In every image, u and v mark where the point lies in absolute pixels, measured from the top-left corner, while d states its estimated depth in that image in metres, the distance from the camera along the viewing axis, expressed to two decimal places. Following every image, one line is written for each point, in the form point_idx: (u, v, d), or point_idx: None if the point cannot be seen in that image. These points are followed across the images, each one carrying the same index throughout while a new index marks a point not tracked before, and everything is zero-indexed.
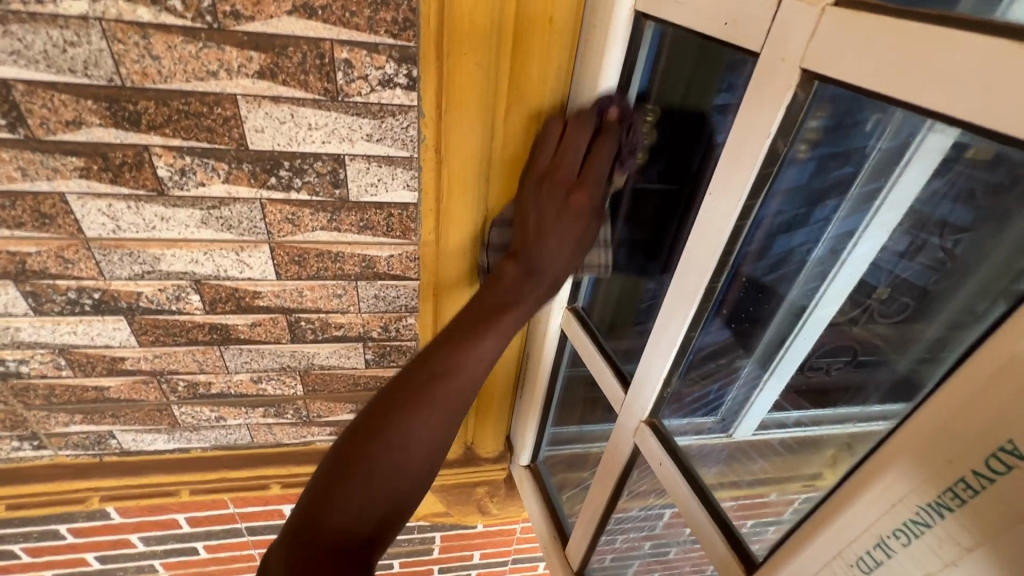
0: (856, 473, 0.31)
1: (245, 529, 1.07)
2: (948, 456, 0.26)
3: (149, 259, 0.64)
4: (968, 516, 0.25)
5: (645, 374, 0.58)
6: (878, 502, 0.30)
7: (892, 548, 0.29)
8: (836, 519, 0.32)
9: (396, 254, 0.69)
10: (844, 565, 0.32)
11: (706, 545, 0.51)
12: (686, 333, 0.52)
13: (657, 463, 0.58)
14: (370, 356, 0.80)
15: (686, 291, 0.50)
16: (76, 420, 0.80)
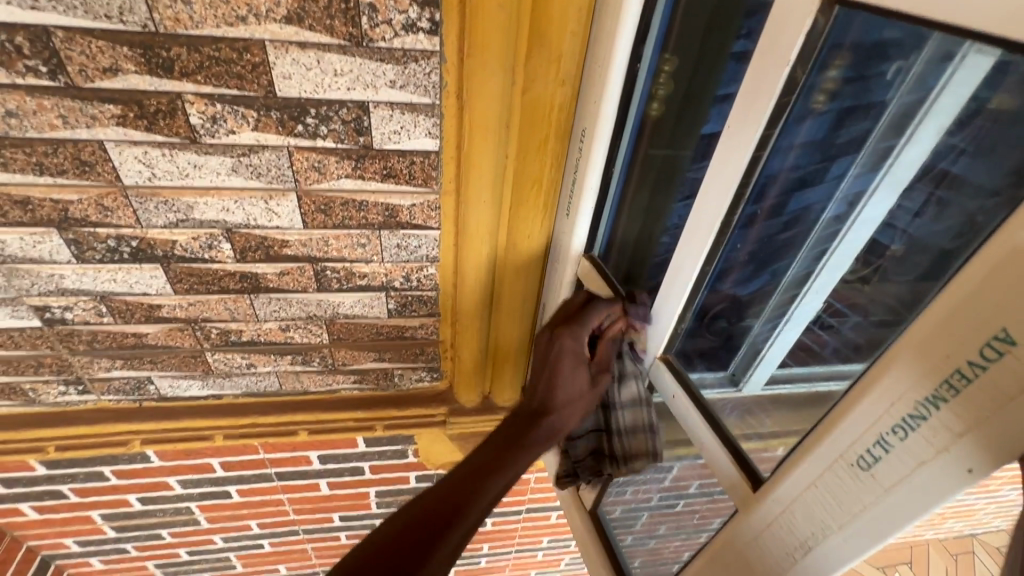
0: (861, 378, 0.34)
1: (275, 474, 1.13)
2: (946, 350, 0.29)
3: (183, 207, 0.67)
4: (961, 403, 0.28)
5: (661, 311, 0.62)
6: (880, 402, 0.32)
7: (890, 444, 0.32)
8: (841, 421, 0.35)
9: (418, 203, 0.71)
10: (845, 466, 0.36)
11: (715, 466, 0.54)
12: (701, 267, 0.56)
13: (671, 396, 0.62)
14: (392, 306, 0.83)
15: (703, 226, 0.53)
16: (117, 365, 0.85)
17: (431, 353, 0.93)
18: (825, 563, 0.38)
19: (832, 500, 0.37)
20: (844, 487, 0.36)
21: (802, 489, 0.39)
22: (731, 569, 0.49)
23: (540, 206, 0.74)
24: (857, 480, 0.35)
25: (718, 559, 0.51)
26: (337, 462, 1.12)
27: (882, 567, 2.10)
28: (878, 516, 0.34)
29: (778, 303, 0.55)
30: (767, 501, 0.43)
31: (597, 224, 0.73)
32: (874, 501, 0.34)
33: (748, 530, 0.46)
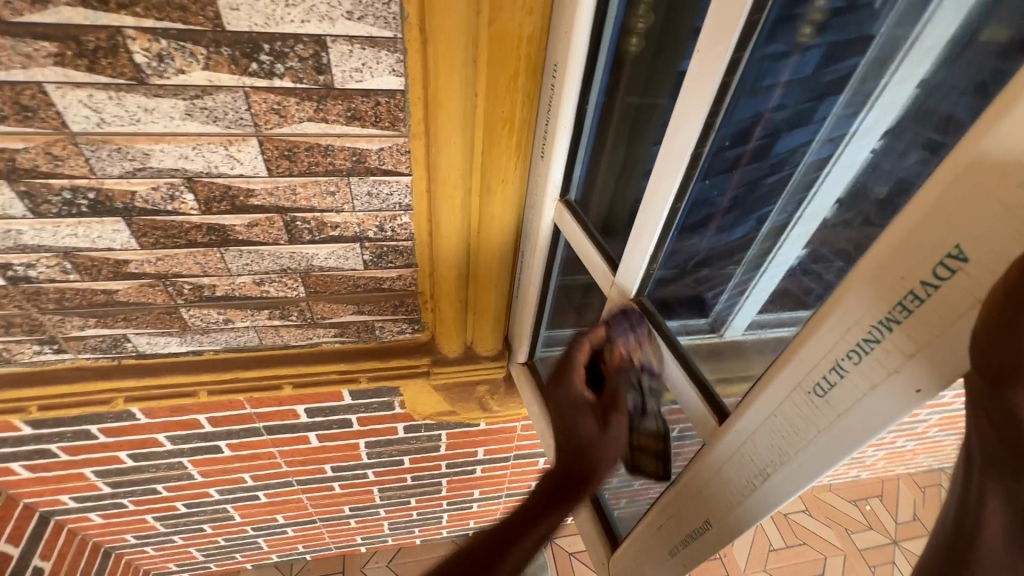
0: (818, 307, 0.35)
1: (263, 428, 1.14)
2: (901, 272, 0.29)
3: (139, 155, 0.63)
4: (913, 325, 0.29)
5: (632, 252, 0.62)
6: (835, 330, 0.34)
7: (845, 369, 0.33)
8: (799, 351, 0.37)
9: (386, 147, 0.68)
10: (800, 394, 0.37)
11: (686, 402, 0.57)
12: (671, 204, 0.55)
13: (643, 336, 0.64)
14: (368, 257, 0.82)
15: (673, 159, 0.52)
16: (91, 323, 0.83)
17: (410, 305, 0.92)
18: (780, 488, 0.41)
19: (788, 428, 0.39)
20: (800, 414, 0.38)
21: (761, 419, 0.41)
22: (699, 497, 0.51)
23: (514, 147, 0.71)
24: (812, 408, 0.36)
25: (684, 488, 0.53)
26: (325, 415, 1.14)
27: (855, 501, 2.21)
28: (829, 440, 0.35)
29: (759, 252, 0.55)
30: (728, 434, 0.45)
31: (571, 168, 0.71)
32: (827, 427, 0.35)
33: (711, 461, 0.48)
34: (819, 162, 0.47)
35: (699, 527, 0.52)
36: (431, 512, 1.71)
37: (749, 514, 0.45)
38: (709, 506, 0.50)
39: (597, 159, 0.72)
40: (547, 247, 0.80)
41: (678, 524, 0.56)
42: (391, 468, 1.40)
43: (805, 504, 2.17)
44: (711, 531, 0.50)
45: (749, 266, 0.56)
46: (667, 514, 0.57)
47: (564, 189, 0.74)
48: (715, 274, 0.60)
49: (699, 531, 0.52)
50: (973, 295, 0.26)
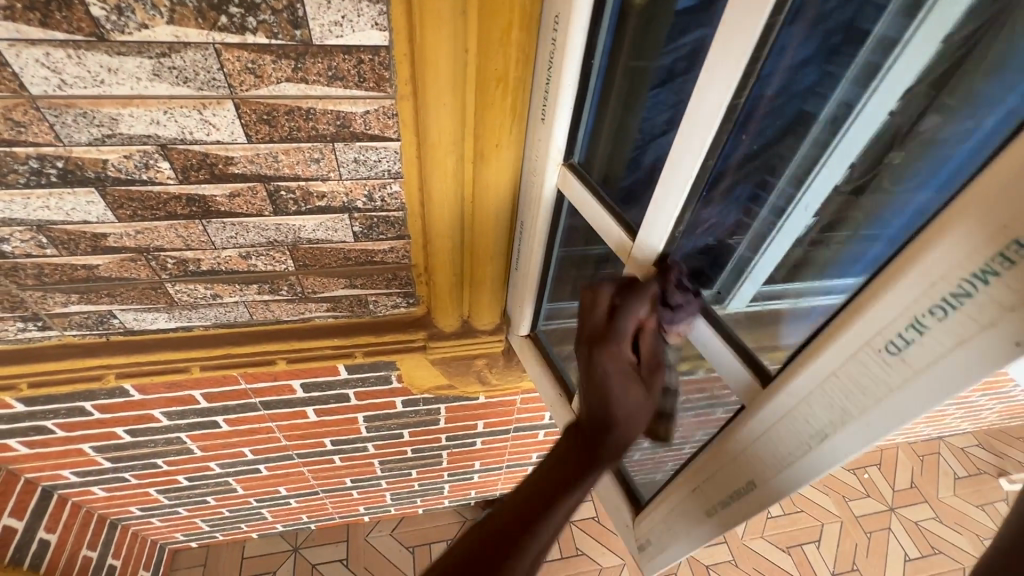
0: (898, 257, 0.32)
1: (260, 403, 1.13)
2: (1007, 216, 0.25)
3: (106, 120, 0.59)
4: (1017, 274, 0.26)
5: (655, 216, 0.56)
6: (917, 284, 0.31)
7: (925, 327, 0.30)
8: (870, 307, 0.34)
9: (372, 109, 0.63)
10: (870, 352, 0.34)
11: (727, 370, 0.52)
12: (703, 163, 0.49)
13: None
14: (357, 229, 0.78)
15: (706, 116, 0.46)
16: (73, 299, 0.81)
17: (405, 278, 0.89)
18: (840, 448, 0.38)
19: (852, 387, 0.36)
20: (868, 373, 0.35)
21: (820, 378, 0.39)
22: (734, 462, 0.52)
23: (508, 108, 0.66)
24: (882, 366, 0.34)
25: (725, 450, 0.53)
26: (321, 390, 1.12)
27: (853, 469, 2.23)
28: (903, 398, 0.33)
29: (757, 235, 0.53)
30: (779, 395, 0.43)
31: (575, 128, 0.67)
32: (901, 385, 0.32)
33: (758, 424, 0.47)
34: (826, 135, 0.44)
35: (739, 489, 0.52)
36: (433, 483, 1.72)
37: (800, 475, 0.43)
38: (742, 470, 0.50)
39: (602, 121, 0.67)
40: (547, 215, 0.76)
41: (717, 487, 0.56)
42: (391, 441, 1.41)
43: None
44: (754, 492, 0.49)
45: (760, 231, 0.52)
46: (703, 478, 0.58)
47: (567, 151, 0.69)
48: (719, 247, 0.57)
49: (739, 494, 0.52)
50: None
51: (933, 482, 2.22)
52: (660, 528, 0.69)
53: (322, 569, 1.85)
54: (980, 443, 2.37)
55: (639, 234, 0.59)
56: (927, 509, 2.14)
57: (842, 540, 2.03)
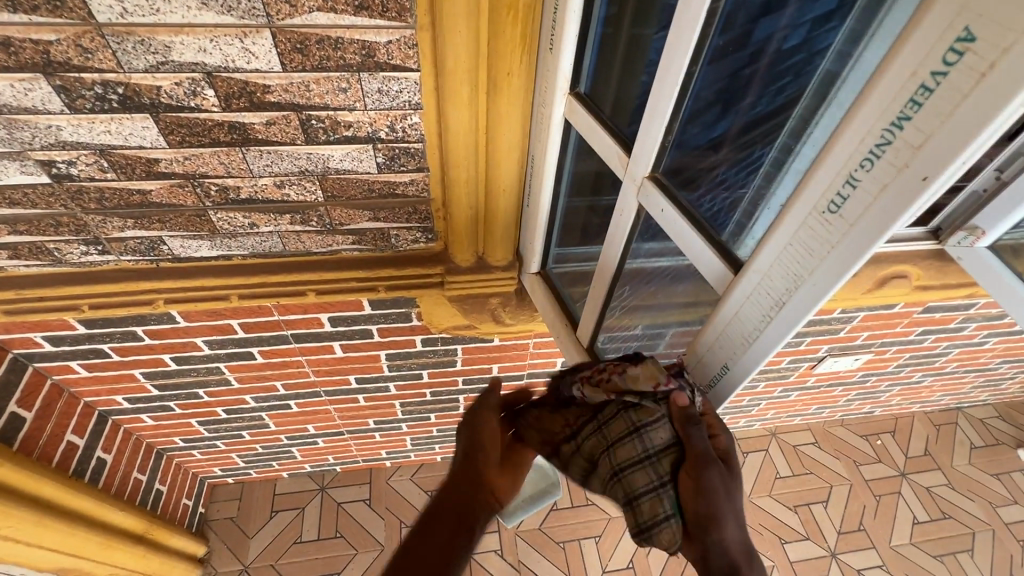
0: (838, 128, 0.38)
1: (291, 336, 1.23)
2: (913, 68, 0.31)
3: (160, 48, 0.67)
4: (922, 117, 0.31)
5: (650, 122, 0.64)
6: (850, 145, 0.37)
7: (858, 180, 0.37)
8: (816, 174, 0.40)
9: (394, 40, 0.69)
10: (817, 215, 0.41)
11: (704, 265, 0.62)
12: (687, 67, 0.58)
13: (659, 212, 0.68)
14: (381, 160, 0.85)
15: (689, 20, 0.54)
16: (129, 224, 0.90)
17: (423, 212, 0.96)
18: (796, 309, 0.46)
19: (803, 251, 0.43)
20: (815, 234, 0.42)
21: (779, 250, 0.46)
22: (713, 350, 0.59)
23: (519, 38, 0.71)
24: (826, 225, 0.40)
25: (702, 341, 0.61)
26: (347, 325, 1.21)
27: (866, 436, 2.24)
28: (842, 250, 0.39)
29: (758, 192, 0.58)
30: (747, 275, 0.50)
31: (580, 56, 0.72)
32: (841, 238, 0.39)
33: (729, 308, 0.54)
34: (825, 87, 0.48)
35: (717, 373, 0.59)
36: (450, 429, 1.82)
37: (766, 343, 0.50)
38: (724, 354, 0.57)
39: (608, 53, 0.73)
40: (557, 144, 0.82)
41: (698, 377, 0.64)
42: (411, 382, 1.50)
43: (814, 437, 2.22)
44: (728, 374, 0.57)
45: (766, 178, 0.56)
46: (687, 373, 0.66)
47: (574, 82, 0.75)
48: (730, 200, 0.61)
49: (717, 378, 0.59)
50: (979, 71, 0.28)
51: (948, 451, 2.21)
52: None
53: (347, 507, 1.98)
54: (1000, 415, 2.34)
55: (636, 143, 0.68)
56: (939, 476, 2.15)
57: (850, 501, 2.06)
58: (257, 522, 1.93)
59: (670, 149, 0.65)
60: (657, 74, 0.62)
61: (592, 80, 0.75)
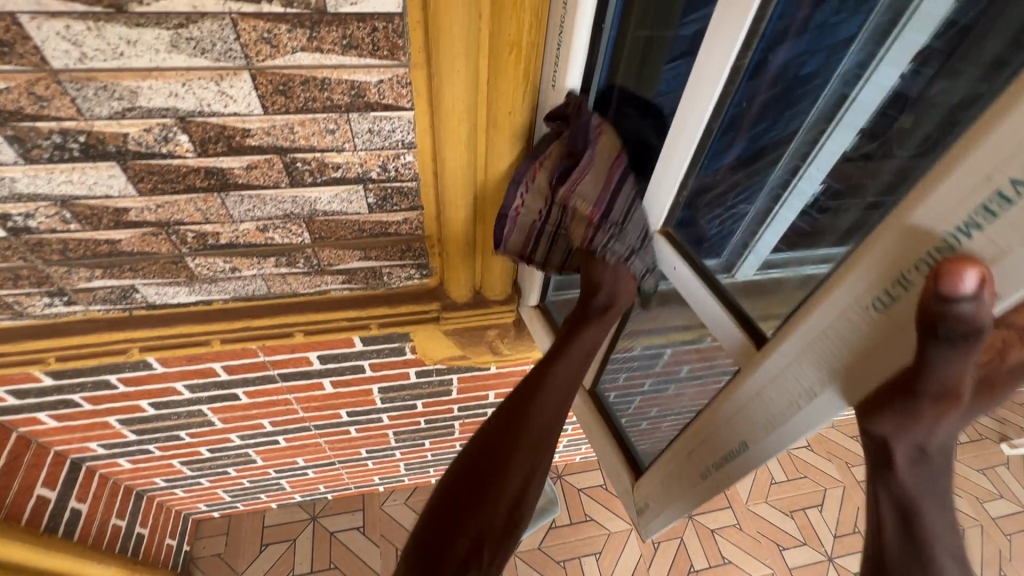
0: (885, 223, 0.36)
1: (278, 375, 1.16)
2: (987, 173, 0.30)
3: (126, 93, 0.60)
4: (997, 228, 0.30)
5: (663, 174, 0.63)
6: (901, 242, 0.35)
7: (911, 282, 0.35)
8: (858, 265, 0.38)
9: (386, 79, 0.64)
10: (859, 309, 0.39)
11: (721, 330, 0.61)
12: (708, 120, 0.56)
13: (671, 269, 0.66)
14: (372, 200, 0.79)
15: (713, 70, 0.52)
16: (97, 274, 0.83)
17: (417, 250, 0.91)
18: (829, 403, 0.43)
19: (840, 345, 0.41)
20: (857, 329, 0.40)
21: (812, 337, 0.44)
22: (732, 423, 0.55)
23: (521, 76, 0.67)
24: (870, 322, 0.38)
25: (720, 412, 0.57)
26: (337, 362, 1.15)
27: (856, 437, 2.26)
28: (891, 350, 0.37)
29: (759, 213, 0.61)
30: (774, 354, 0.48)
31: (588, 95, 0.71)
32: (888, 338, 0.37)
33: (752, 384, 0.51)
34: (820, 125, 0.52)
35: (733, 449, 0.56)
36: (445, 453, 1.78)
37: (790, 431, 0.48)
38: (746, 428, 0.53)
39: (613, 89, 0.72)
40: None
41: (710, 449, 0.60)
42: (405, 412, 1.44)
43: (807, 440, 2.23)
44: (747, 452, 0.53)
45: (768, 199, 0.60)
46: (699, 438, 0.62)
47: None
48: (730, 219, 0.65)
49: (732, 454, 0.56)
50: None
51: None
52: (657, 491, 0.74)
53: (340, 537, 1.92)
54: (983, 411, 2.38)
55: (649, 194, 0.67)
56: None
57: (844, 504, 2.07)
58: (246, 558, 1.86)
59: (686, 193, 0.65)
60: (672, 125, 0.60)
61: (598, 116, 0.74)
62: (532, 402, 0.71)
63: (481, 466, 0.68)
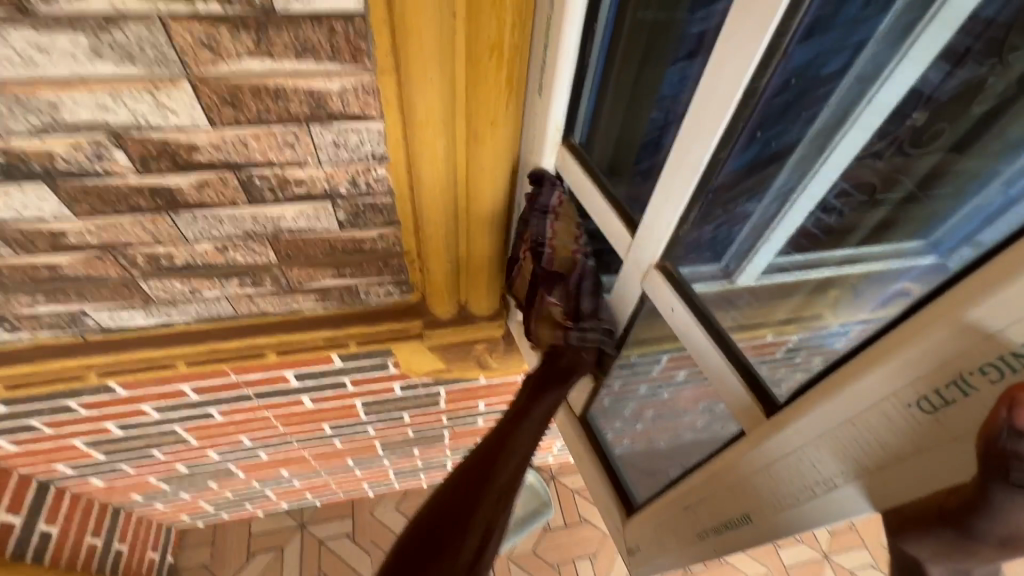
0: (937, 310, 0.31)
1: (253, 394, 1.09)
2: None
3: (46, 107, 0.52)
4: None
5: (660, 204, 0.55)
6: (960, 338, 0.29)
7: (972, 386, 0.30)
8: (900, 355, 0.33)
9: (349, 86, 0.56)
10: (901, 405, 0.34)
11: (724, 389, 0.53)
12: (713, 152, 0.48)
13: (668, 308, 0.59)
14: (343, 217, 0.72)
15: (721, 94, 0.44)
16: (40, 300, 0.75)
17: (396, 266, 0.83)
18: (855, 497, 0.39)
19: (872, 439, 0.36)
20: (894, 425, 0.35)
21: (833, 423, 0.39)
22: (732, 490, 0.51)
23: (503, 85, 0.59)
24: (913, 421, 0.33)
25: (720, 477, 0.52)
26: (316, 379, 1.08)
27: None
28: (936, 456, 0.33)
29: (761, 218, 0.53)
30: (786, 432, 0.43)
31: (576, 104, 0.62)
32: (935, 442, 0.33)
33: (759, 458, 0.46)
34: (820, 141, 0.45)
35: (734, 519, 0.51)
36: (436, 459, 1.73)
37: (805, 516, 0.43)
38: (752, 501, 0.48)
39: (605, 98, 0.63)
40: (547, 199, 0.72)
41: (710, 511, 0.55)
42: (391, 423, 1.38)
43: None
44: (750, 525, 0.49)
45: (773, 202, 0.52)
46: (695, 499, 0.58)
47: (567, 131, 0.65)
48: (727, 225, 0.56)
49: (733, 523, 0.51)
50: None
51: None
52: (648, 537, 0.71)
53: (330, 544, 1.87)
54: None
55: (643, 224, 0.58)
56: None
57: None
58: (233, 567, 1.81)
59: (686, 234, 0.56)
60: (669, 154, 0.53)
61: (588, 128, 0.66)
62: (501, 460, 0.63)
63: (443, 533, 0.55)
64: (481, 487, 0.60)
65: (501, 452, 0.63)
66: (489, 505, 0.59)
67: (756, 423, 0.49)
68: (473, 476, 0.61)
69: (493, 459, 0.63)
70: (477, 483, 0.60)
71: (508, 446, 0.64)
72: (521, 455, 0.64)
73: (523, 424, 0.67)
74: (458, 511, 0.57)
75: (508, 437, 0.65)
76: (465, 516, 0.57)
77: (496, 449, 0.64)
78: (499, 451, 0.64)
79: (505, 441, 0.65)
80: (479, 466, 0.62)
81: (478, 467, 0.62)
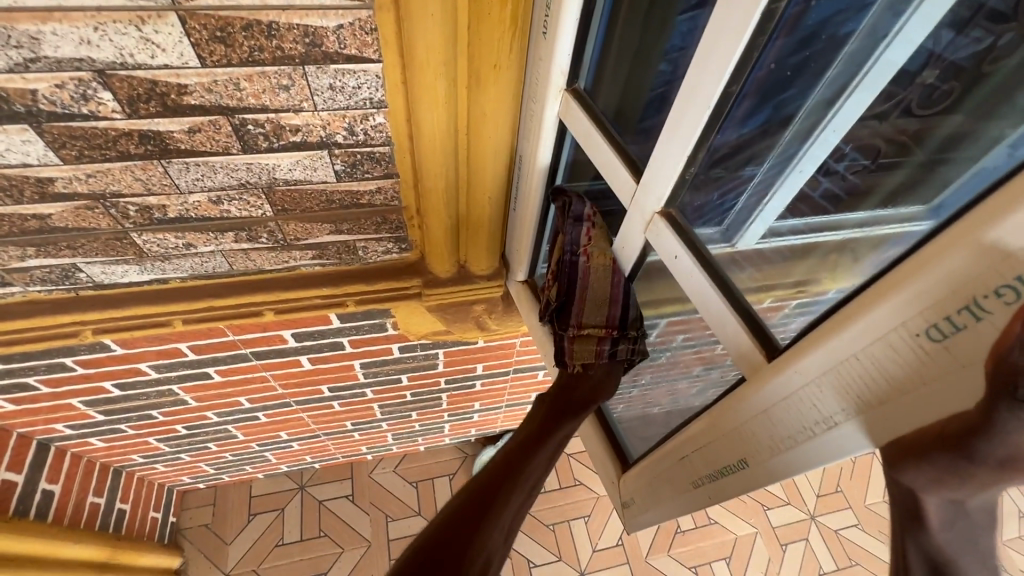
0: (957, 232, 0.30)
1: (251, 354, 1.09)
2: None
3: (26, 40, 0.49)
4: None
5: (666, 148, 0.53)
6: (978, 260, 0.29)
7: (985, 310, 0.29)
8: (914, 283, 0.32)
9: (346, 24, 0.54)
10: (908, 335, 0.34)
11: (725, 337, 0.52)
12: (724, 90, 0.45)
13: (672, 257, 0.58)
14: (339, 167, 0.70)
15: (734, 28, 0.41)
16: (30, 253, 0.73)
17: (394, 222, 0.82)
18: (853, 436, 0.39)
19: (874, 372, 0.36)
20: (898, 356, 0.35)
21: (836, 360, 0.39)
22: (729, 438, 0.52)
23: (507, 21, 0.57)
24: (918, 351, 0.33)
25: (717, 427, 0.53)
26: (314, 339, 1.08)
27: None
28: (938, 387, 0.33)
29: (768, 174, 0.52)
30: (788, 373, 0.43)
31: (582, 48, 0.60)
32: (938, 373, 0.32)
33: (758, 404, 0.47)
34: (834, 86, 0.44)
35: (729, 466, 0.52)
36: (433, 422, 1.74)
37: (803, 459, 0.44)
38: (748, 448, 0.49)
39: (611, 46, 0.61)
40: (550, 149, 0.70)
41: (704, 460, 0.57)
42: (390, 385, 1.38)
43: None
44: (745, 471, 0.50)
45: (780, 157, 0.50)
46: (691, 449, 0.59)
47: (573, 77, 0.62)
48: (732, 180, 0.55)
49: (728, 470, 0.52)
50: None
51: None
52: (645, 489, 0.72)
53: (329, 505, 1.91)
54: None
55: (647, 170, 0.57)
56: None
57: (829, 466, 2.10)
58: (234, 528, 1.85)
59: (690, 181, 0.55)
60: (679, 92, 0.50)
61: (594, 75, 0.63)
62: (509, 489, 0.65)
63: (445, 565, 0.57)
64: (498, 503, 0.63)
65: (519, 471, 0.67)
66: (504, 523, 0.63)
67: (755, 371, 0.49)
68: (490, 493, 0.64)
69: (513, 478, 0.66)
70: (495, 501, 0.63)
71: (527, 466, 0.68)
72: (537, 476, 0.68)
73: (542, 449, 0.70)
74: (478, 521, 0.61)
75: (530, 454, 0.69)
76: (482, 527, 0.61)
77: (519, 466, 0.67)
78: (518, 471, 0.67)
79: (525, 460, 0.68)
80: (500, 482, 0.65)
81: (495, 481, 0.65)
